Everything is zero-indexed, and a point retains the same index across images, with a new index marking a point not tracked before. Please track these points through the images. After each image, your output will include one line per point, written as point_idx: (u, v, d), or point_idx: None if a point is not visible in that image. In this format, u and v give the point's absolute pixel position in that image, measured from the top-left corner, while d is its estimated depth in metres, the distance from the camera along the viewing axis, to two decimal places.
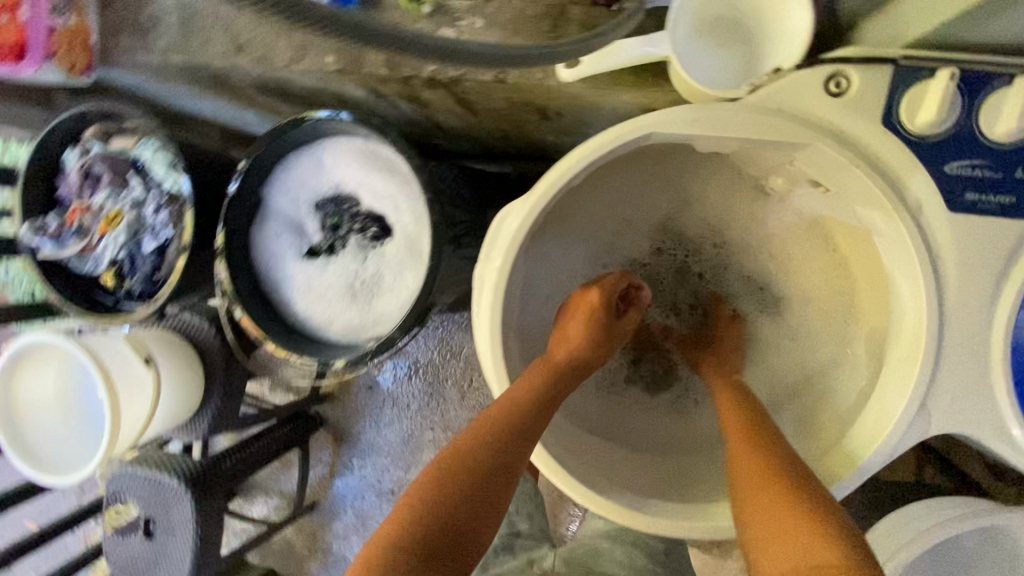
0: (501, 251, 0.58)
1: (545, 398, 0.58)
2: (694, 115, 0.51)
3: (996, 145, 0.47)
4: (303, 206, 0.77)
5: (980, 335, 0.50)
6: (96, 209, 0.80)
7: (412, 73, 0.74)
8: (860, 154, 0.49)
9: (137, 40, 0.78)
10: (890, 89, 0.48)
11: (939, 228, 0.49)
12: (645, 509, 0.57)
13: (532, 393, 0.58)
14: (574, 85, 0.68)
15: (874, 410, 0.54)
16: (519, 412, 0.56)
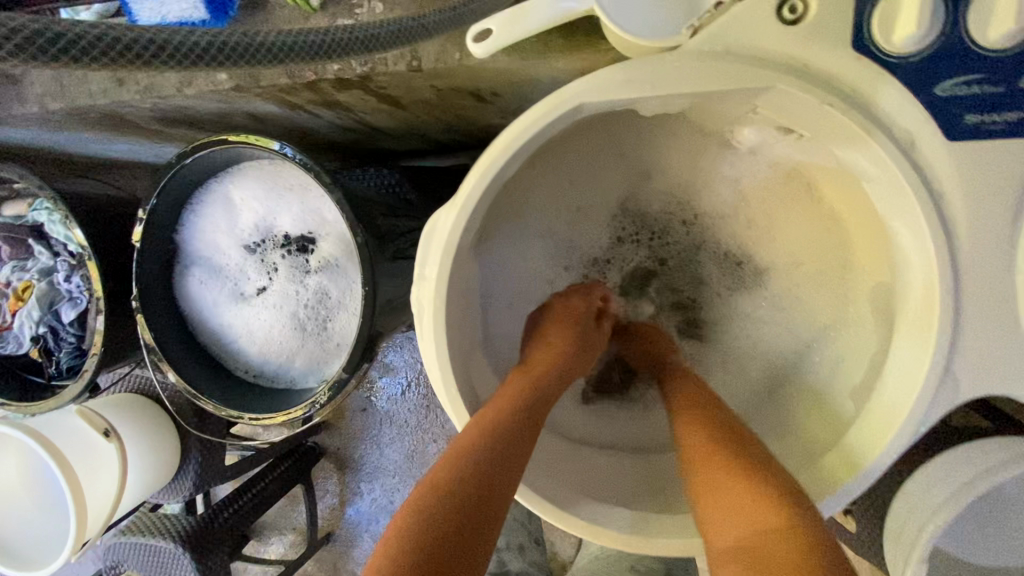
0: (436, 266, 0.50)
1: (531, 409, 0.50)
2: (626, 75, 0.43)
3: (993, 52, 0.38)
4: (224, 247, 0.69)
5: (1006, 280, 0.42)
6: (2, 285, 0.72)
7: (317, 77, 0.65)
8: (829, 89, 0.40)
9: (11, 91, 0.70)
10: (857, 3, 0.39)
11: (936, 162, 0.41)
12: (654, 531, 0.49)
13: (516, 408, 0.50)
14: (496, 60, 0.59)
15: (888, 381, 0.47)
16: (507, 426, 0.47)
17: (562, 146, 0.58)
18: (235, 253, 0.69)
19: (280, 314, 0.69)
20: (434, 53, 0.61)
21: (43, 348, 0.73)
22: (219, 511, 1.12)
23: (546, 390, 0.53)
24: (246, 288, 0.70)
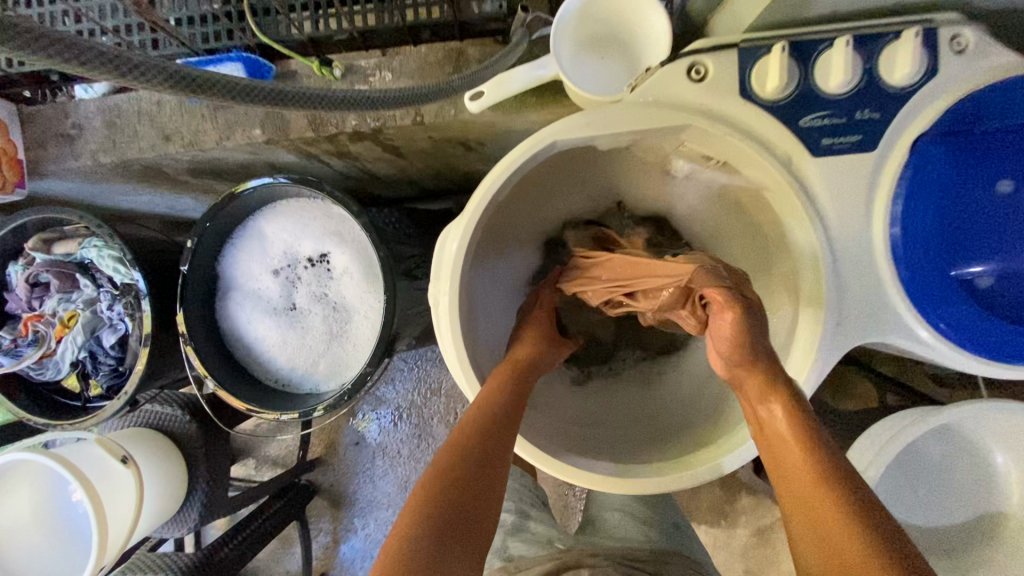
0: (448, 271, 0.62)
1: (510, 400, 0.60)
2: (587, 119, 0.58)
3: (835, 96, 0.55)
4: (255, 271, 0.81)
5: (865, 256, 0.58)
6: (47, 316, 0.80)
7: (337, 130, 0.79)
8: (730, 125, 0.57)
9: (65, 148, 0.80)
10: (740, 67, 0.56)
11: (809, 173, 0.57)
12: (630, 475, 0.62)
13: (494, 404, 0.59)
14: (484, 113, 0.74)
15: (801, 340, 0.60)
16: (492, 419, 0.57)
17: (540, 177, 0.72)
18: (267, 277, 0.81)
19: (307, 325, 0.80)
20: (434, 110, 0.77)
21: (81, 372, 0.82)
22: (221, 544, 1.14)
23: (519, 385, 0.63)
24: (276, 306, 0.81)
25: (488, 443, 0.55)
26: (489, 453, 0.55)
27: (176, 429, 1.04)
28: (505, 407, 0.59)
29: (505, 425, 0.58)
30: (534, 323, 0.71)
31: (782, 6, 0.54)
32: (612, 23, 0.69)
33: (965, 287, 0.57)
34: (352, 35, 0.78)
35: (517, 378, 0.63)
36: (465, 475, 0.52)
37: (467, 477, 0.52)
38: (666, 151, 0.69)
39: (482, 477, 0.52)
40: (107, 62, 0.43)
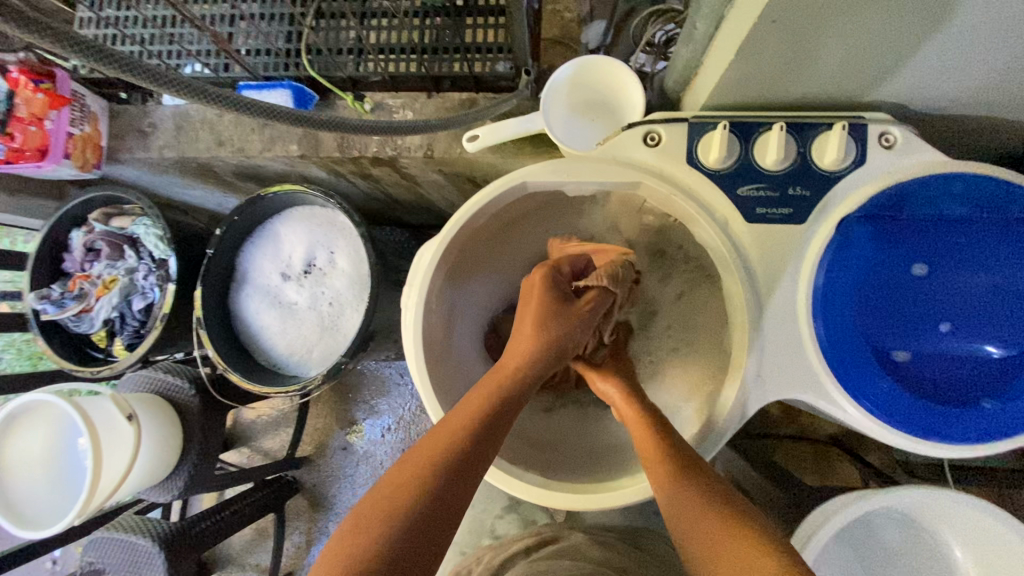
0: (420, 281, 0.71)
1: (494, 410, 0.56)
2: (554, 166, 0.68)
3: (769, 172, 0.63)
4: (266, 268, 0.92)
5: (789, 317, 0.64)
6: (93, 276, 0.95)
7: (360, 153, 0.92)
8: (676, 186, 0.65)
9: (139, 142, 0.96)
10: (689, 138, 0.65)
11: (743, 236, 0.64)
12: (558, 488, 0.68)
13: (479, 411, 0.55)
14: (485, 155, 0.86)
15: (728, 390, 0.65)
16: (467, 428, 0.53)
17: (520, 213, 0.82)
18: (276, 274, 0.92)
19: (306, 318, 0.91)
20: (444, 146, 0.89)
21: (110, 329, 0.95)
22: (199, 519, 1.20)
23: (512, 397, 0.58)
24: (283, 300, 0.92)
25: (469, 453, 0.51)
26: (467, 468, 0.50)
27: (178, 398, 1.12)
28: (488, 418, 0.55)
29: (488, 434, 0.54)
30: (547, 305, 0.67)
31: (727, 93, 0.63)
32: (599, 90, 0.81)
33: (884, 362, 0.61)
34: (385, 78, 0.91)
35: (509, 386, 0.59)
36: (443, 482, 0.48)
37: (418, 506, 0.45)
38: (635, 205, 0.77)
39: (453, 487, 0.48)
40: (119, 64, 0.50)
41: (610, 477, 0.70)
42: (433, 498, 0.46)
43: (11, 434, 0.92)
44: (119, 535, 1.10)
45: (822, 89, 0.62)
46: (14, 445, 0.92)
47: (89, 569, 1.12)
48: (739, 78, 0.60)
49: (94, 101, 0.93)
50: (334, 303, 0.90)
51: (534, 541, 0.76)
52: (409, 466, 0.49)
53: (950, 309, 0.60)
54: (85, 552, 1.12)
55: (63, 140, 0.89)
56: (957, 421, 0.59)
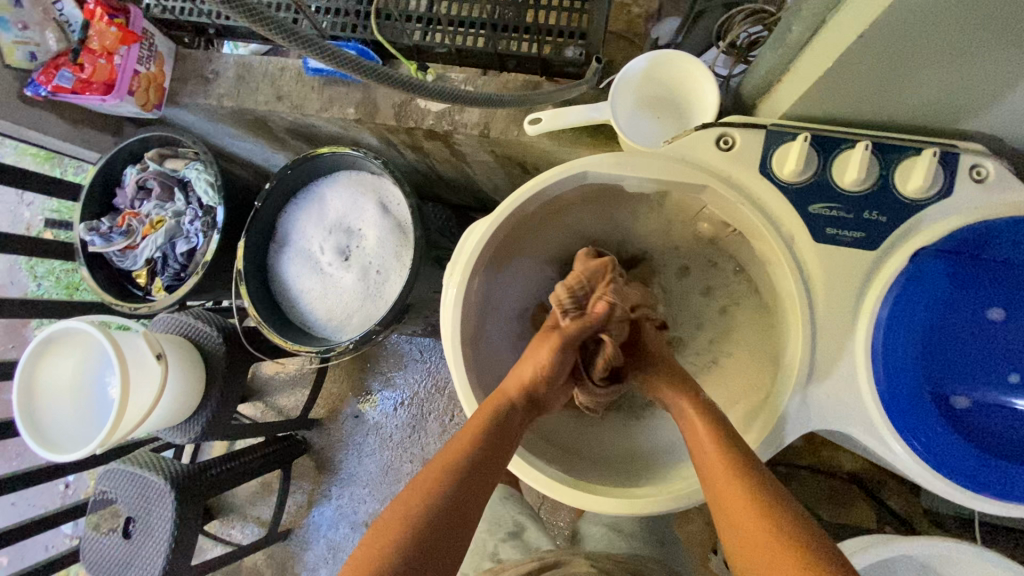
0: (463, 260, 0.70)
1: (492, 430, 0.58)
2: (618, 159, 0.65)
3: (845, 191, 0.60)
4: (306, 229, 0.92)
5: (846, 347, 0.61)
6: (142, 215, 0.95)
7: (415, 124, 0.90)
8: (744, 195, 0.63)
9: (200, 86, 0.96)
10: (765, 147, 0.62)
11: (807, 256, 0.62)
12: (581, 486, 0.66)
13: (479, 436, 0.57)
14: (543, 141, 0.84)
15: (773, 414, 0.63)
16: (471, 442, 0.56)
17: (571, 204, 0.79)
18: (317, 236, 0.92)
19: (341, 284, 0.90)
20: (501, 127, 0.87)
21: (151, 268, 0.96)
22: (211, 464, 1.22)
23: (512, 419, 0.61)
24: (321, 264, 0.91)
25: (468, 477, 0.53)
26: (474, 476, 0.53)
27: (206, 344, 1.13)
28: (489, 443, 0.57)
29: (490, 448, 0.57)
30: (531, 353, 0.66)
31: (812, 104, 0.60)
32: (670, 87, 0.78)
33: (941, 406, 0.58)
34: (450, 50, 0.90)
35: (505, 414, 0.61)
36: (448, 496, 0.51)
37: (432, 510, 0.49)
38: (692, 210, 0.75)
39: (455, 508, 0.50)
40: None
41: (633, 485, 0.69)
42: (443, 501, 0.50)
43: (45, 359, 0.94)
44: (134, 469, 1.13)
45: (914, 113, 0.58)
46: (47, 371, 0.94)
47: (101, 497, 1.16)
48: (828, 90, 0.57)
49: (162, 42, 0.94)
50: (371, 271, 0.89)
51: (538, 565, 0.71)
52: (410, 494, 0.51)
53: (1020, 360, 0.57)
54: (100, 481, 1.16)
55: (129, 76, 0.89)
56: (1010, 478, 0.56)
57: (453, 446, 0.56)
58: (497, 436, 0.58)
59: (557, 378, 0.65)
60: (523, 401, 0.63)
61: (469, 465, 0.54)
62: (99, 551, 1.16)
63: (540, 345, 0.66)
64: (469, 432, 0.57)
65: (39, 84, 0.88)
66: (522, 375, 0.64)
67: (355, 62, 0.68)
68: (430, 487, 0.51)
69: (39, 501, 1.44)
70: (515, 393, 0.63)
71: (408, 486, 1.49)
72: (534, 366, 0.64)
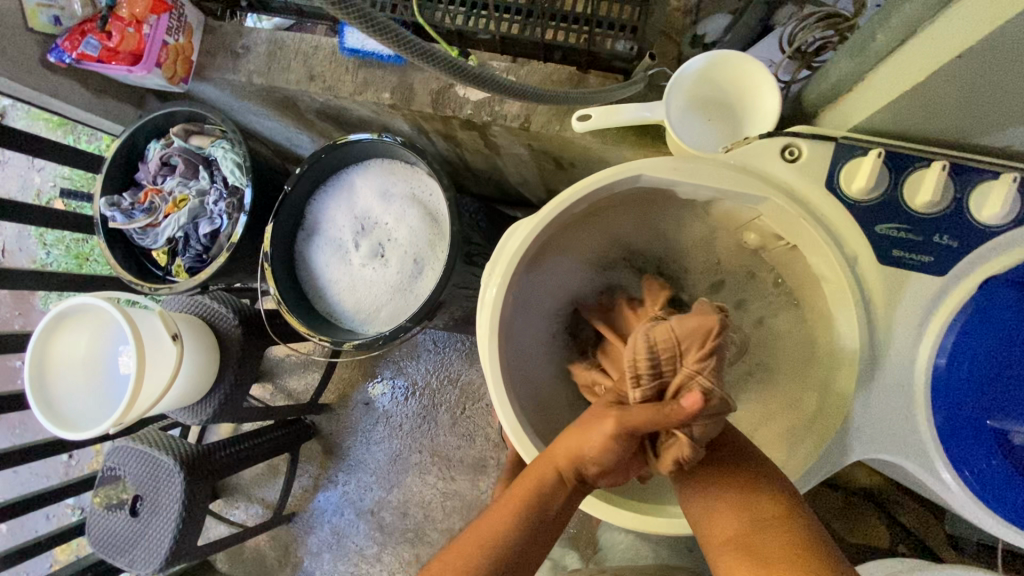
0: (506, 259, 0.67)
1: (532, 507, 0.55)
2: (676, 164, 0.62)
3: (915, 212, 0.58)
4: (335, 217, 0.89)
5: (905, 375, 0.58)
6: (165, 192, 0.93)
7: (453, 113, 0.87)
8: (807, 211, 0.60)
9: (229, 61, 0.92)
10: (833, 160, 0.60)
11: (870, 277, 0.59)
12: (614, 501, 0.64)
13: (515, 514, 0.55)
14: (587, 138, 0.81)
15: (821, 437, 0.60)
16: (507, 520, 0.55)
17: (615, 207, 0.76)
18: (348, 224, 0.89)
19: (367, 277, 0.88)
20: (543, 120, 0.84)
21: (172, 248, 0.94)
22: (220, 447, 1.20)
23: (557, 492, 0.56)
24: (351, 252, 0.89)
25: (515, 555, 0.54)
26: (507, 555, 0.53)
27: (221, 326, 1.08)
28: (528, 520, 0.55)
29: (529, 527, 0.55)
30: (592, 423, 0.54)
31: (888, 119, 0.57)
32: (726, 90, 0.75)
33: (1000, 441, 0.56)
34: (493, 37, 0.86)
35: (548, 488, 0.56)
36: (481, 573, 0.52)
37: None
38: (742, 220, 0.72)
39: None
40: None
41: (666, 500, 0.66)
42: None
43: (59, 334, 0.91)
44: (144, 448, 1.11)
45: (999, 135, 0.55)
46: (60, 347, 0.91)
47: (110, 474, 1.15)
48: (909, 107, 0.54)
49: (191, 12, 0.90)
50: (400, 265, 0.86)
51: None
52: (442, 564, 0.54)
53: None
54: (108, 458, 1.14)
55: (157, 48, 0.86)
56: None
57: (485, 523, 0.55)
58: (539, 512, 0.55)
59: (615, 463, 0.54)
60: (576, 476, 0.56)
61: (509, 545, 0.54)
62: (104, 527, 1.15)
63: (601, 419, 0.54)
64: (512, 504, 0.56)
65: (62, 51, 0.84)
66: (578, 450, 0.54)
67: (403, 36, 0.63)
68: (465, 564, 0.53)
69: (42, 472, 1.43)
70: (565, 465, 0.55)
71: (416, 477, 1.47)
72: (591, 446, 0.53)
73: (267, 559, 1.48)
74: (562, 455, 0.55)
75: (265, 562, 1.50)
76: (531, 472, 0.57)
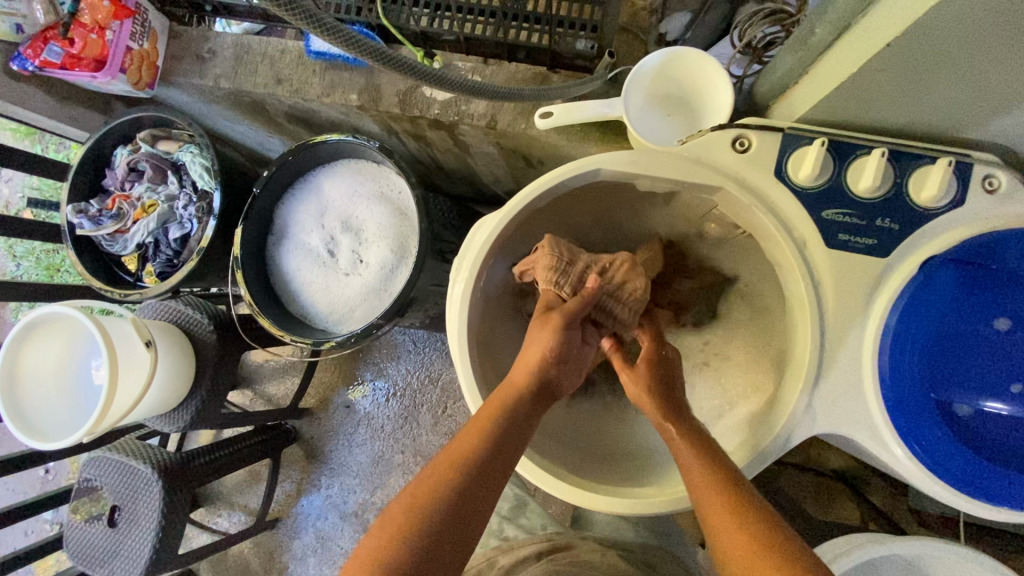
0: (473, 255, 0.69)
1: (506, 419, 0.55)
2: (632, 157, 0.64)
3: (859, 197, 0.61)
4: (305, 220, 0.90)
5: (853, 352, 0.61)
6: (133, 198, 0.92)
7: (421, 112, 0.88)
8: (758, 198, 0.63)
9: (195, 66, 0.92)
10: (781, 150, 0.62)
11: (819, 260, 0.62)
12: (588, 488, 0.65)
13: (491, 427, 0.54)
14: (552, 135, 0.83)
15: (776, 417, 0.63)
16: (486, 436, 0.53)
17: (579, 201, 0.78)
18: (319, 225, 0.90)
19: (342, 278, 0.88)
20: (509, 118, 0.85)
21: (142, 254, 0.94)
22: (201, 453, 1.19)
23: (525, 412, 0.56)
24: (324, 253, 0.89)
25: (486, 466, 0.51)
26: (489, 468, 0.50)
27: (196, 332, 1.07)
28: (505, 430, 0.54)
29: (505, 443, 0.53)
30: (534, 338, 0.61)
31: (831, 110, 0.60)
32: (683, 86, 0.77)
33: (943, 414, 0.58)
34: (458, 38, 0.87)
35: (517, 400, 0.56)
36: (464, 483, 0.49)
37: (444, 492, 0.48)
38: (701, 212, 0.74)
39: (468, 514, 0.48)
40: None
41: (635, 484, 0.68)
42: (455, 487, 0.48)
43: (28, 343, 0.89)
44: (121, 458, 1.10)
45: (933, 122, 0.58)
46: (29, 356, 0.89)
47: (86, 485, 1.13)
48: (848, 98, 0.57)
49: (156, 18, 0.90)
50: (374, 265, 0.87)
51: (546, 548, 0.73)
52: (420, 483, 0.49)
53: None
54: (84, 469, 1.13)
55: (121, 53, 0.85)
56: (1011, 486, 0.56)
57: (462, 439, 0.53)
58: (513, 428, 0.54)
59: (572, 359, 0.61)
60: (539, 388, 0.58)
61: (485, 455, 0.51)
62: (83, 540, 1.14)
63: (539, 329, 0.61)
64: (486, 418, 0.55)
65: (26, 58, 0.84)
66: (532, 359, 0.59)
67: (351, 36, 0.64)
68: (441, 477, 0.49)
69: (17, 487, 1.40)
70: (509, 399, 0.56)
71: (399, 478, 1.47)
72: (539, 348, 0.59)
73: (251, 566, 1.48)
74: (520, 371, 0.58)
75: (250, 569, 1.49)
76: (493, 400, 0.57)
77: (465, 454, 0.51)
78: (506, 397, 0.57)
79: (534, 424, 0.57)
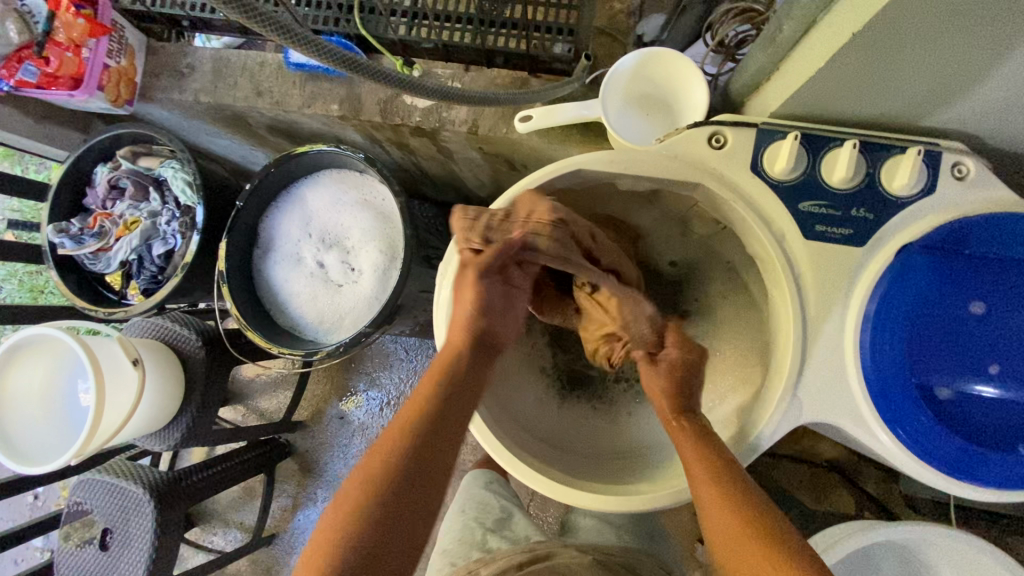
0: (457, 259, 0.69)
1: (448, 383, 0.56)
2: (611, 157, 0.65)
3: (834, 188, 0.62)
4: (290, 233, 0.90)
5: (835, 340, 0.62)
6: (115, 216, 0.92)
7: (402, 120, 0.89)
8: (736, 193, 0.64)
9: (174, 81, 0.92)
10: (756, 145, 0.64)
11: (798, 252, 0.63)
12: (581, 488, 0.65)
13: (433, 392, 0.55)
14: (533, 138, 0.84)
15: (763, 407, 0.64)
16: (431, 401, 0.54)
17: None
18: (305, 238, 0.90)
19: (331, 289, 0.89)
20: (490, 123, 0.86)
21: (126, 271, 0.93)
22: (194, 471, 1.18)
23: (467, 372, 0.58)
24: (311, 265, 0.89)
25: (432, 433, 0.52)
26: (435, 432, 0.52)
27: (183, 348, 1.07)
28: (450, 391, 0.55)
29: (449, 406, 0.54)
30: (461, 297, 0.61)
31: (802, 104, 0.61)
32: (660, 84, 0.78)
33: (926, 397, 0.59)
34: (437, 46, 0.88)
35: (456, 361, 0.58)
36: (412, 455, 0.50)
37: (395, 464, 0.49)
38: (683, 208, 0.75)
39: (425, 485, 0.49)
40: None
41: (628, 482, 0.68)
42: (404, 457, 0.50)
43: (14, 365, 0.87)
44: (110, 479, 1.08)
45: (900, 113, 0.60)
46: (15, 378, 0.88)
47: (76, 508, 1.11)
48: (818, 92, 0.58)
49: (131, 34, 0.90)
50: (363, 274, 0.87)
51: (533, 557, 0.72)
52: (370, 459, 0.50)
53: (998, 351, 0.57)
54: (73, 492, 1.11)
55: (97, 71, 0.85)
56: (992, 466, 0.57)
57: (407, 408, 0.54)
58: (453, 388, 0.56)
59: (492, 306, 0.61)
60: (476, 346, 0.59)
61: (428, 424, 0.52)
62: (75, 565, 1.11)
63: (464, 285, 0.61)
64: (428, 381, 0.56)
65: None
66: (461, 318, 0.60)
67: (326, 48, 0.64)
68: (389, 451, 0.50)
69: (6, 515, 1.38)
70: (448, 363, 0.57)
71: None
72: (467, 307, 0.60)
73: None
74: (454, 334, 0.59)
75: None
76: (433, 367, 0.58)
77: (409, 425, 0.52)
78: (446, 361, 0.57)
79: (478, 382, 0.58)
